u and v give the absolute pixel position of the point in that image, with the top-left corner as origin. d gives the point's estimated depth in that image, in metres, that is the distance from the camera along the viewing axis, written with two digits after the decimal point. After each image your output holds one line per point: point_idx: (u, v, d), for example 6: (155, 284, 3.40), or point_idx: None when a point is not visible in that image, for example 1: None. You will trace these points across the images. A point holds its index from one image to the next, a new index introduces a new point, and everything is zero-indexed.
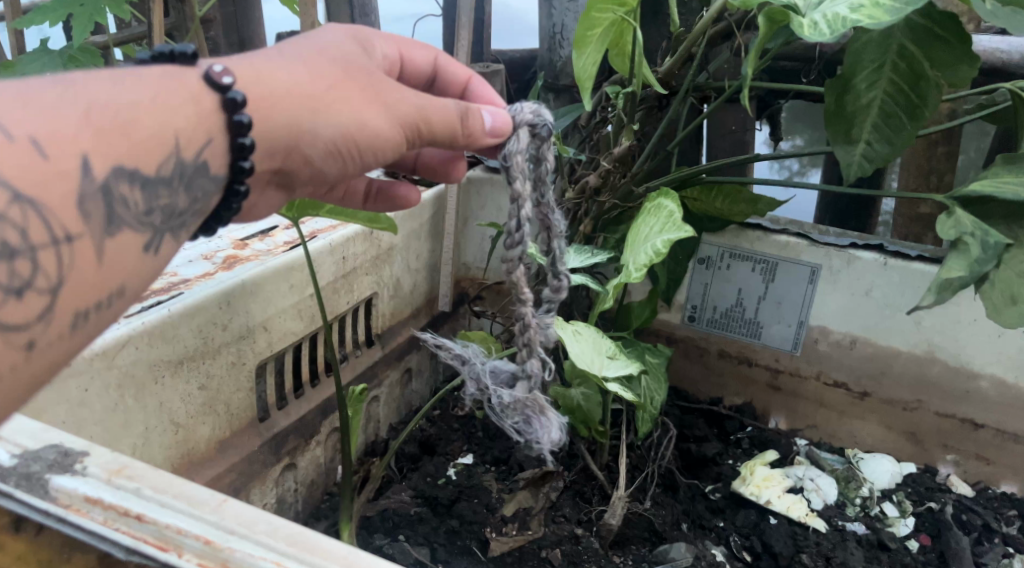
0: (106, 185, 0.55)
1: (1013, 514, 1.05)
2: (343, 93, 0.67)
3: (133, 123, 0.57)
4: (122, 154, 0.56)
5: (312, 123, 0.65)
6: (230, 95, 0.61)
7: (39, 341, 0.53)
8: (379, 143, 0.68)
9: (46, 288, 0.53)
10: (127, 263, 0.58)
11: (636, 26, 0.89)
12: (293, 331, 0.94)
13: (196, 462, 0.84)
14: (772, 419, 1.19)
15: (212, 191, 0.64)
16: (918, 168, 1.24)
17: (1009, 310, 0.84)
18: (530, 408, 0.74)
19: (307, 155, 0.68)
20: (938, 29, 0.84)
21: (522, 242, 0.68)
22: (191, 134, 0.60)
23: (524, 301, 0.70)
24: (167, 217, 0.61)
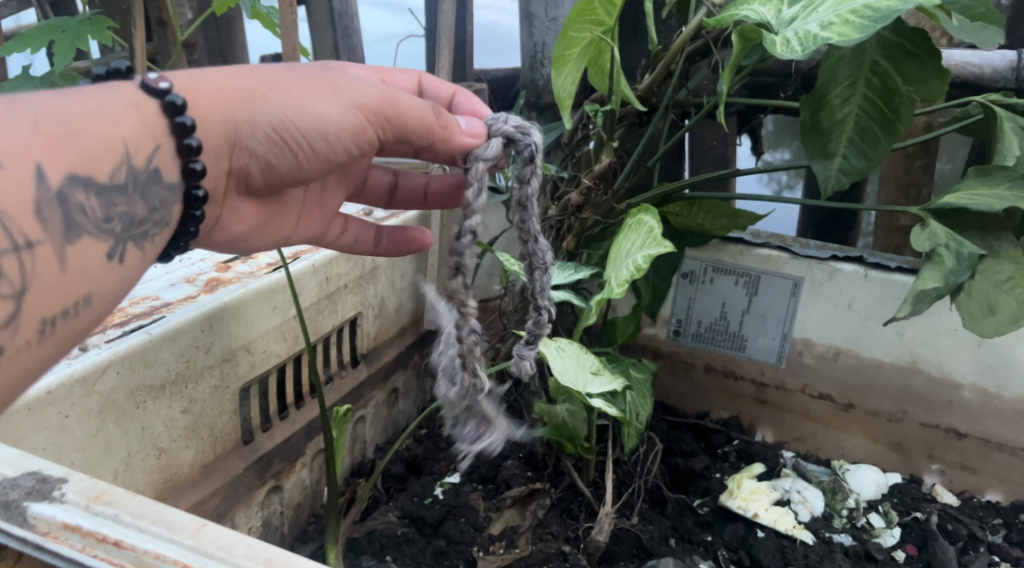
0: (61, 192, 0.58)
1: (997, 523, 1.05)
2: (284, 83, 0.69)
3: (81, 132, 0.60)
4: (72, 162, 0.59)
5: (247, 113, 0.69)
6: (169, 100, 0.64)
7: (6, 347, 0.56)
8: (329, 131, 0.69)
9: (10, 294, 0.56)
10: (89, 271, 0.60)
11: (614, 45, 0.90)
12: (276, 353, 0.94)
13: (179, 487, 0.83)
14: (759, 432, 1.19)
15: (170, 201, 0.67)
16: (896, 180, 1.25)
17: (987, 321, 0.86)
18: (472, 415, 0.77)
19: (250, 147, 0.70)
20: (909, 46, 0.87)
21: (463, 252, 0.62)
22: (140, 139, 0.63)
23: (467, 315, 0.65)
24: (128, 225, 0.63)
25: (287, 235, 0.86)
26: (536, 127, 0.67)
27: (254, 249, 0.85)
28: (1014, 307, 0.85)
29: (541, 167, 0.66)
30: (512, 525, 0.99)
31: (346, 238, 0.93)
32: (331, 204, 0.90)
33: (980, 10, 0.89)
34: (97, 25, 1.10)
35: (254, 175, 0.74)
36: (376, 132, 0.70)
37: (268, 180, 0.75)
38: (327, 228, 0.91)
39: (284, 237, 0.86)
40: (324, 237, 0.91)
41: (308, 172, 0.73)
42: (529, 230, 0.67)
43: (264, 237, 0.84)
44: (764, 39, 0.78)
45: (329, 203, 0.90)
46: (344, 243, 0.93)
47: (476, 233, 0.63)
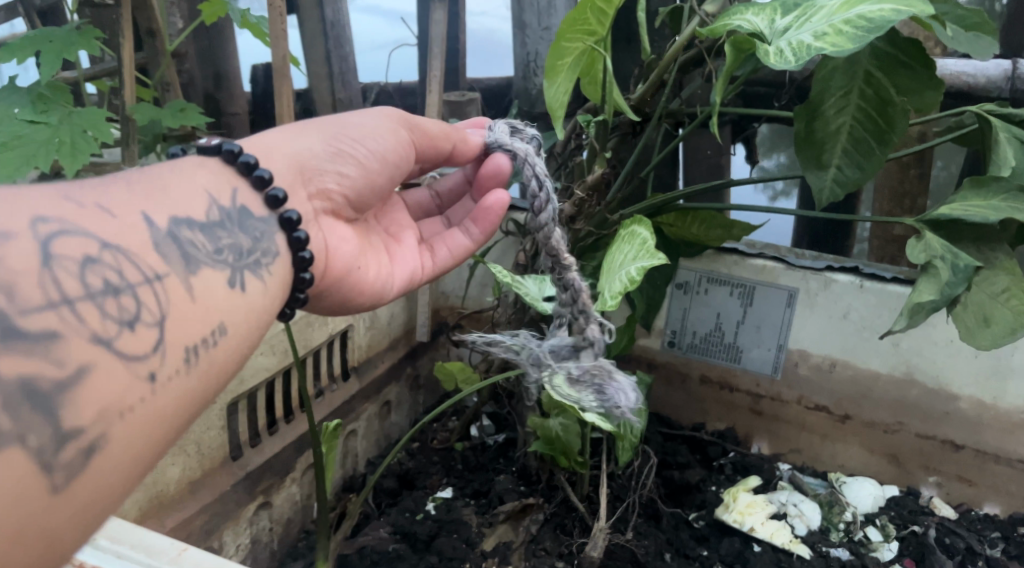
0: (171, 231, 0.59)
1: (996, 536, 1.04)
2: (320, 119, 0.76)
3: (168, 186, 0.62)
4: (171, 207, 0.60)
5: (303, 141, 0.74)
6: (228, 149, 0.68)
7: (159, 373, 0.54)
8: (378, 137, 0.76)
9: (153, 320, 0.54)
10: (216, 299, 0.59)
11: (606, 55, 0.89)
12: (265, 367, 0.93)
13: (165, 505, 0.82)
14: (755, 444, 1.18)
15: (269, 232, 0.67)
16: (890, 190, 1.25)
17: (984, 333, 0.85)
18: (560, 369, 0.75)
19: (316, 168, 0.74)
20: (903, 57, 0.86)
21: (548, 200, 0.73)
22: (220, 186, 0.65)
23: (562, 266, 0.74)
24: (239, 255, 0.63)
25: (387, 271, 0.84)
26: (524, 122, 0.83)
27: (365, 289, 0.81)
28: (1010, 318, 0.84)
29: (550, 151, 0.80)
30: (505, 541, 0.98)
31: (442, 255, 0.88)
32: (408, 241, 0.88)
33: (974, 20, 0.88)
34: (85, 36, 1.10)
35: (335, 198, 0.76)
36: (411, 138, 0.78)
37: (346, 199, 0.77)
38: (417, 259, 0.87)
39: (386, 275, 0.83)
40: (420, 268, 0.87)
41: (375, 180, 0.78)
42: None
43: (370, 265, 0.82)
44: (757, 49, 0.77)
45: (405, 241, 0.87)
46: (444, 258, 0.88)
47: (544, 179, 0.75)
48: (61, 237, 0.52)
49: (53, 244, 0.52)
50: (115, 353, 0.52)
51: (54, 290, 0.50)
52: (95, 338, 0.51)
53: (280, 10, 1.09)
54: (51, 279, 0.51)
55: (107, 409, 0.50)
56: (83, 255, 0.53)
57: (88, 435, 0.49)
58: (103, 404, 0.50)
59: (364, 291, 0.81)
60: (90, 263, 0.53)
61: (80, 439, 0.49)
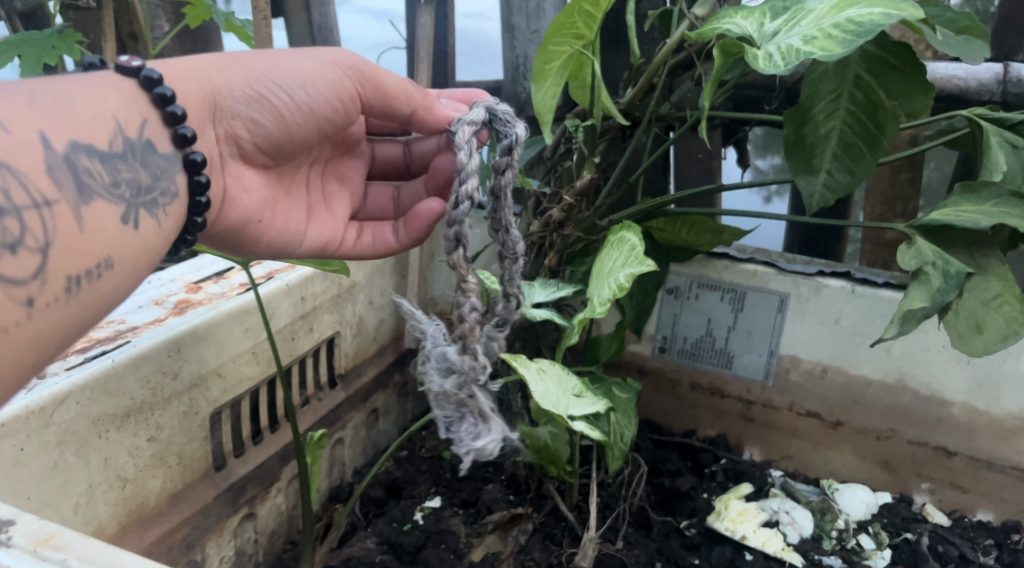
0: (68, 156, 0.60)
1: (989, 543, 1.03)
2: (253, 56, 0.75)
3: (73, 106, 0.63)
4: (73, 130, 0.61)
5: (224, 77, 0.74)
6: (144, 75, 0.68)
7: (37, 299, 0.57)
8: (307, 86, 0.74)
9: (36, 247, 0.57)
10: (107, 232, 0.62)
11: (595, 59, 0.88)
12: (249, 377, 0.91)
13: (145, 518, 0.81)
14: (746, 450, 1.17)
15: (171, 170, 0.69)
16: (882, 194, 1.24)
17: (976, 340, 0.84)
18: (466, 407, 0.69)
19: (233, 109, 0.74)
20: (892, 59, 0.85)
21: (463, 221, 0.64)
22: (129, 114, 0.66)
23: (466, 291, 0.65)
24: (136, 191, 0.65)
25: (299, 230, 0.84)
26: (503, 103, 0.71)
27: (264, 241, 0.82)
28: (1001, 325, 0.83)
29: (517, 160, 0.68)
30: (494, 552, 0.97)
31: (366, 240, 0.89)
32: (339, 210, 0.89)
33: (965, 23, 0.88)
34: (66, 40, 1.08)
35: (245, 142, 0.76)
36: (356, 92, 0.77)
37: (258, 145, 0.77)
38: (339, 231, 0.88)
39: (295, 233, 0.84)
40: (339, 238, 0.88)
41: (295, 132, 0.77)
42: (502, 221, 0.69)
43: (276, 221, 0.82)
44: (746, 53, 0.76)
45: (335, 210, 0.89)
46: (366, 243, 0.89)
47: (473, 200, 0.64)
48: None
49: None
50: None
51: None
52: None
53: (264, 14, 1.07)
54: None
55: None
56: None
57: None
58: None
59: (263, 243, 0.82)
60: None
61: None
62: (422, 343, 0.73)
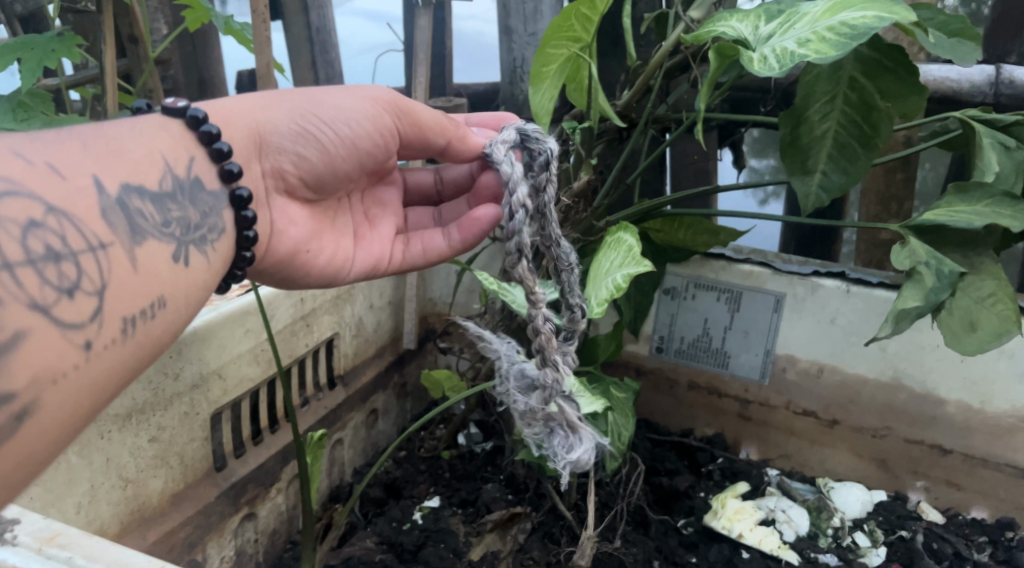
0: (121, 198, 0.61)
1: (983, 541, 1.04)
2: (295, 93, 0.79)
3: (124, 148, 0.64)
4: (124, 172, 0.63)
5: (268, 115, 0.77)
6: (191, 114, 0.71)
7: (94, 341, 0.56)
8: (349, 122, 0.78)
9: (93, 290, 0.57)
10: (160, 272, 0.63)
11: (591, 61, 0.89)
12: (249, 377, 0.92)
13: (147, 518, 0.82)
14: (743, 449, 1.18)
15: (218, 207, 0.71)
16: (877, 195, 1.25)
17: (969, 338, 0.85)
18: (554, 421, 0.73)
19: (278, 144, 0.77)
20: (886, 61, 0.86)
21: (520, 233, 0.65)
22: (177, 154, 0.68)
23: (537, 303, 0.66)
24: (185, 229, 0.66)
25: (347, 256, 0.86)
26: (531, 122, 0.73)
27: (313, 271, 0.84)
28: (994, 323, 0.84)
29: (556, 174, 0.69)
30: (493, 550, 0.98)
31: (414, 249, 0.89)
32: (384, 228, 0.90)
33: (957, 25, 0.88)
34: (66, 42, 1.09)
35: (291, 176, 0.79)
36: (395, 125, 0.79)
37: (303, 178, 0.80)
38: (387, 249, 0.89)
39: (342, 261, 0.86)
40: (387, 257, 0.89)
41: (338, 165, 0.80)
42: (549, 235, 0.70)
43: (323, 249, 0.84)
44: (741, 56, 0.77)
45: (380, 230, 0.90)
46: (415, 254, 0.89)
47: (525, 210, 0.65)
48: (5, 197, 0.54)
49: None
50: (52, 320, 0.54)
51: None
52: (33, 305, 0.53)
53: (262, 16, 1.08)
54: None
55: (42, 375, 0.53)
56: (28, 217, 0.55)
57: (23, 400, 0.52)
58: (37, 371, 0.53)
59: (311, 273, 0.84)
60: (34, 228, 0.55)
61: (13, 404, 0.51)
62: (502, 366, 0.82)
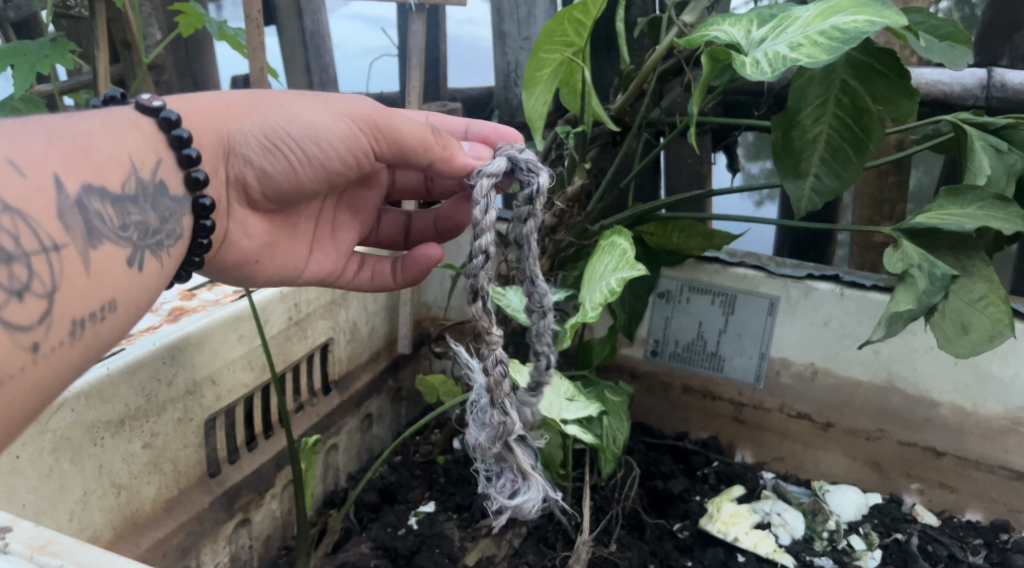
0: (80, 200, 0.61)
1: (978, 543, 1.04)
2: (275, 100, 0.76)
3: (90, 146, 0.64)
4: (88, 172, 0.62)
5: (239, 123, 0.75)
6: (163, 115, 0.69)
7: (42, 344, 0.58)
8: (321, 142, 0.75)
9: (43, 292, 0.58)
10: (113, 276, 0.63)
11: (584, 66, 0.89)
12: (243, 383, 0.92)
13: (140, 525, 0.81)
14: (738, 452, 1.18)
15: (179, 213, 0.70)
16: (870, 198, 1.25)
17: (961, 341, 0.85)
18: (506, 462, 0.71)
19: (246, 154, 0.76)
20: (877, 65, 0.86)
21: (481, 277, 0.64)
22: (144, 153, 0.67)
23: (491, 344, 0.65)
24: (143, 234, 0.66)
25: (300, 267, 0.88)
26: (531, 148, 0.71)
27: (263, 280, 0.86)
28: (987, 326, 0.85)
29: (538, 210, 0.67)
30: (488, 555, 0.97)
31: (364, 276, 0.94)
32: (344, 242, 0.92)
33: (948, 29, 0.89)
34: (58, 49, 1.09)
35: (254, 187, 0.79)
36: (370, 145, 0.76)
37: (266, 191, 0.79)
38: (341, 265, 0.92)
39: (294, 270, 0.88)
40: (339, 272, 0.93)
41: (304, 182, 0.78)
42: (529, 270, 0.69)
43: (275, 260, 0.85)
44: (734, 60, 0.77)
45: (341, 242, 0.92)
46: (363, 281, 0.94)
47: (490, 255, 0.64)
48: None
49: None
50: None
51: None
52: None
53: (257, 21, 1.08)
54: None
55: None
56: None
57: None
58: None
59: (263, 280, 0.86)
60: None
61: None
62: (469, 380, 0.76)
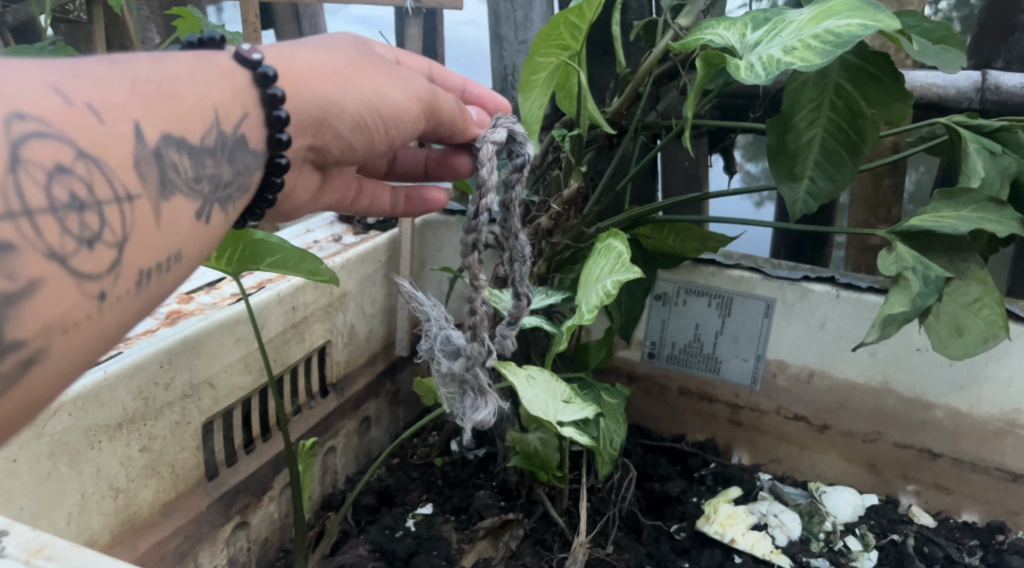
0: (158, 150, 0.57)
1: (974, 544, 1.04)
2: (366, 69, 0.70)
3: (175, 95, 0.59)
4: (168, 119, 0.57)
5: (340, 96, 0.68)
6: (261, 70, 0.64)
7: (109, 293, 0.54)
8: (405, 121, 0.71)
9: (113, 242, 0.54)
10: (182, 227, 0.59)
11: (580, 70, 0.89)
12: (241, 386, 0.92)
13: (138, 528, 0.82)
14: (735, 454, 1.18)
15: (253, 168, 0.66)
16: (865, 201, 1.26)
17: (956, 343, 0.86)
18: (468, 384, 0.72)
19: (335, 128, 0.70)
20: (871, 68, 0.87)
21: (480, 230, 0.66)
22: (229, 106, 0.62)
23: (479, 288, 0.67)
24: (215, 186, 0.62)
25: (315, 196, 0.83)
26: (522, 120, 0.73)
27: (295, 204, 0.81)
28: (981, 328, 0.86)
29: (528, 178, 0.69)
30: (485, 557, 0.97)
31: (363, 202, 0.90)
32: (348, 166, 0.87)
33: (941, 33, 0.90)
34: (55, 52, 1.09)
35: (333, 151, 0.73)
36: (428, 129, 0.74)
37: (343, 157, 0.74)
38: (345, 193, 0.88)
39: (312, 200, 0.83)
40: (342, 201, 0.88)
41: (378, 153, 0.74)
42: (510, 229, 0.69)
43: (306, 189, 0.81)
44: (728, 63, 0.78)
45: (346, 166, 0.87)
46: (363, 207, 0.90)
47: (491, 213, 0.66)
48: (35, 138, 0.51)
49: (25, 146, 0.50)
50: (68, 270, 0.51)
51: (15, 199, 0.49)
52: (50, 254, 0.50)
53: (253, 26, 1.10)
54: (14, 185, 0.50)
55: (53, 324, 0.50)
56: (55, 162, 0.51)
57: (29, 348, 0.49)
58: (46, 321, 0.50)
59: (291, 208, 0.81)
60: (60, 173, 0.51)
61: (18, 352, 0.49)
62: (428, 325, 0.77)
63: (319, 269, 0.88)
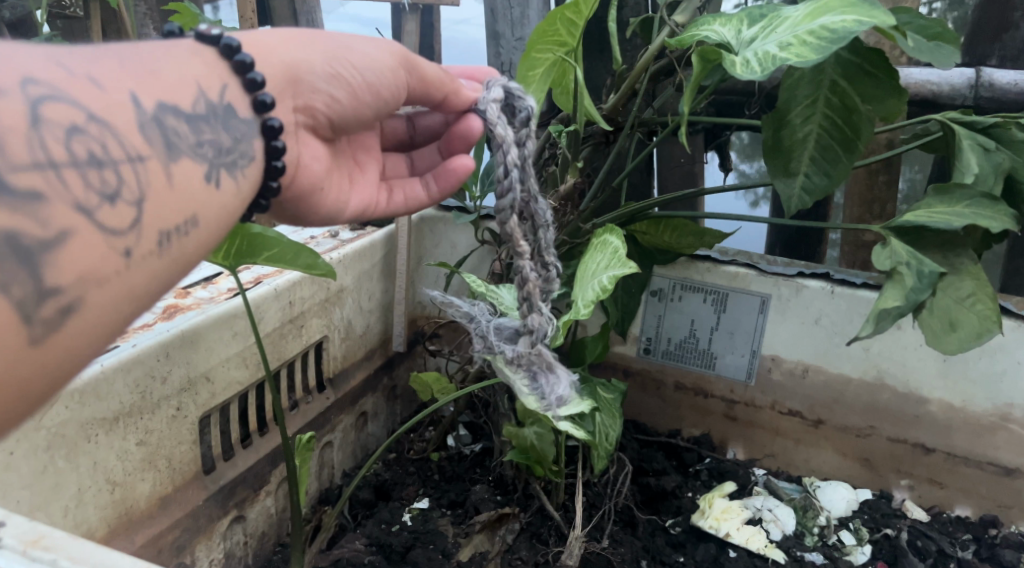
0: (157, 116, 0.57)
1: (966, 538, 1.05)
2: (329, 34, 0.74)
3: (160, 70, 0.60)
4: (160, 91, 0.58)
5: (306, 53, 0.72)
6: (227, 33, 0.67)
7: (134, 250, 0.54)
8: (376, 67, 0.74)
9: (132, 200, 0.55)
10: (194, 190, 0.59)
11: (577, 66, 0.89)
12: (237, 381, 0.92)
13: (136, 520, 0.82)
14: (730, 449, 1.19)
15: (249, 135, 0.66)
16: (860, 197, 1.26)
17: (950, 338, 0.86)
18: (536, 365, 0.77)
19: (313, 84, 0.72)
20: (867, 66, 0.87)
21: (512, 189, 0.67)
22: (209, 77, 0.63)
23: (522, 254, 0.68)
24: (218, 152, 0.62)
25: (342, 199, 0.83)
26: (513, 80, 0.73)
27: (322, 209, 0.82)
28: (975, 322, 0.86)
29: (536, 131, 0.70)
30: (481, 551, 0.98)
31: (397, 199, 0.88)
32: (369, 170, 0.87)
33: (935, 30, 0.90)
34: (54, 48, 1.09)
35: (320, 115, 0.74)
36: (407, 80, 0.75)
37: (333, 119, 0.76)
38: (373, 194, 0.87)
39: (338, 204, 0.83)
40: (374, 202, 0.87)
41: (365, 111, 0.76)
42: (529, 191, 0.70)
43: (331, 188, 0.82)
44: (723, 60, 0.78)
45: (367, 171, 0.87)
46: (398, 203, 0.88)
47: (518, 168, 0.67)
48: (49, 102, 0.51)
49: (43, 106, 0.51)
50: (95, 224, 0.52)
51: (40, 152, 0.50)
52: (76, 206, 0.52)
53: (251, 22, 1.10)
54: (39, 141, 0.51)
55: (87, 276, 0.52)
56: (70, 122, 0.52)
57: (66, 296, 0.51)
58: (81, 271, 0.51)
59: (321, 211, 0.82)
60: (77, 132, 0.52)
61: (58, 298, 0.50)
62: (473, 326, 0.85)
63: (316, 262, 0.88)
